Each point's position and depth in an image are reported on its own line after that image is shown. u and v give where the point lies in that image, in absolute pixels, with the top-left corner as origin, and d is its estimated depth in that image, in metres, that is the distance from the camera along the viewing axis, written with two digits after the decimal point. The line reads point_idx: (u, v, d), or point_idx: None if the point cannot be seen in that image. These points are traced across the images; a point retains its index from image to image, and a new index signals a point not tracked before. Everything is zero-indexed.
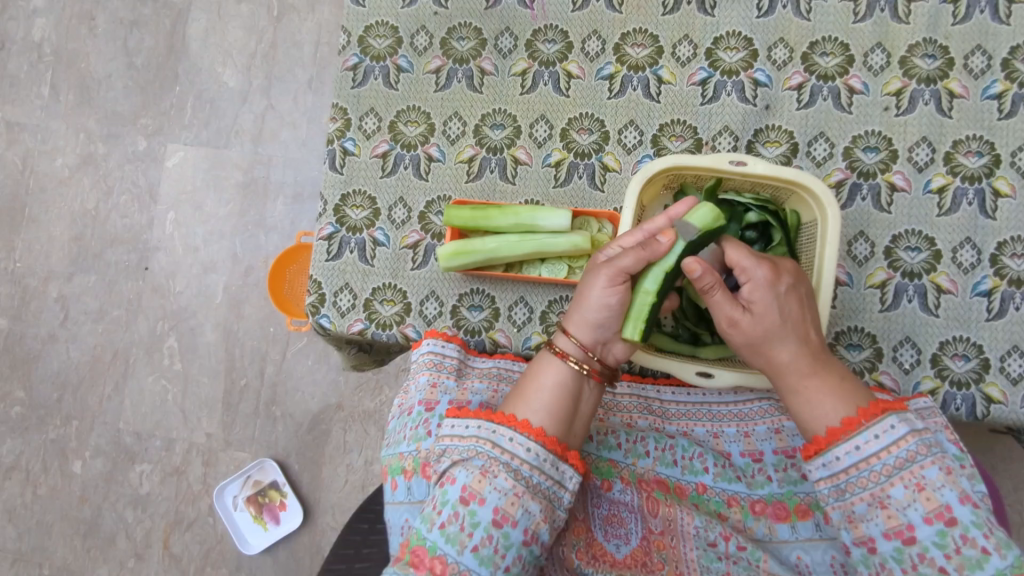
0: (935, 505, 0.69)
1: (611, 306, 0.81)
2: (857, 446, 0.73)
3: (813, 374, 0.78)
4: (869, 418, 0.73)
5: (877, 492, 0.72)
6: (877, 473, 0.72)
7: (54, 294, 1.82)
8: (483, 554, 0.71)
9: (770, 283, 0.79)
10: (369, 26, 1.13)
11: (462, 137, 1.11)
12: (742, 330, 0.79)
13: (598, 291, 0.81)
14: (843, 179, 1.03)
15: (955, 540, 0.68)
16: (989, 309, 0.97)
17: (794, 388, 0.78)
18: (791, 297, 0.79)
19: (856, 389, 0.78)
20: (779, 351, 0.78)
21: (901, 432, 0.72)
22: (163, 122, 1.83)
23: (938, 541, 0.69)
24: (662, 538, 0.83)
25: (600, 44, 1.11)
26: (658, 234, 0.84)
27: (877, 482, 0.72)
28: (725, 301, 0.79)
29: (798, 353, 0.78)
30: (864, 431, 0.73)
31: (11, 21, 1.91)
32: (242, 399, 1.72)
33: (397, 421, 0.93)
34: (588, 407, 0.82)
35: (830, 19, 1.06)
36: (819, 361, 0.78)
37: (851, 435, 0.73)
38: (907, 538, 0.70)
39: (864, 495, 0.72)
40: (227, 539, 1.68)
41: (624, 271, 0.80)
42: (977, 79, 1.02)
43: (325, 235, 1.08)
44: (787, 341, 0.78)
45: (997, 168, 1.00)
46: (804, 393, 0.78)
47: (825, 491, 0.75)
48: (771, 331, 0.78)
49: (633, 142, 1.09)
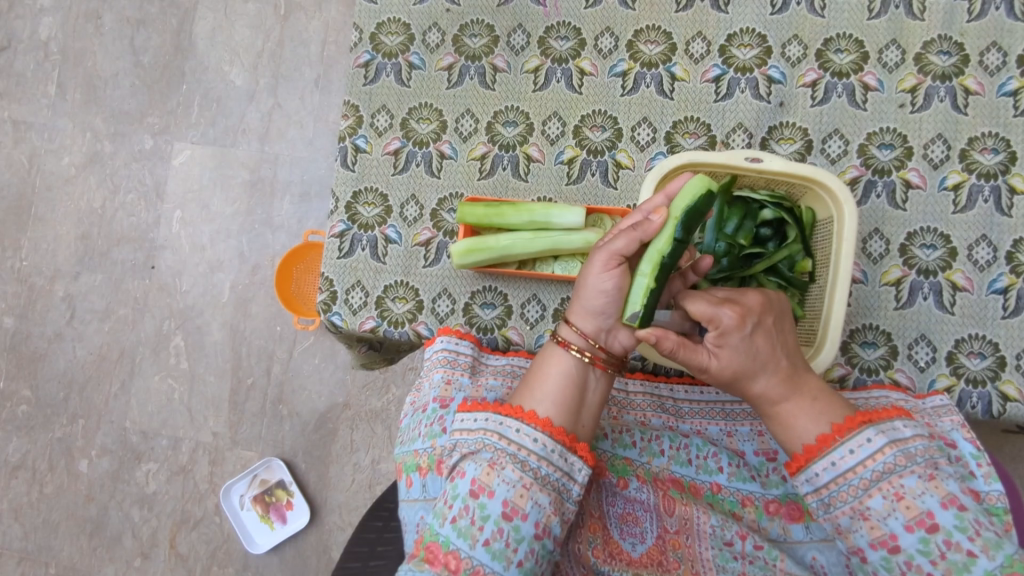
0: (916, 513, 0.69)
1: (607, 291, 0.79)
2: (835, 461, 0.72)
3: (786, 401, 0.77)
4: (845, 433, 0.73)
5: (857, 504, 0.72)
6: (855, 486, 0.72)
7: (61, 293, 1.81)
8: (495, 548, 0.70)
9: (737, 327, 0.75)
10: (381, 24, 1.13)
11: (474, 134, 1.11)
12: (713, 374, 0.78)
13: (594, 278, 0.79)
14: (858, 176, 1.03)
15: (939, 546, 0.68)
16: (1005, 306, 0.96)
17: (769, 414, 0.78)
18: (758, 334, 0.76)
19: (832, 404, 0.76)
20: (751, 385, 0.77)
21: (877, 445, 0.72)
22: (170, 121, 1.82)
23: (923, 548, 0.68)
24: (678, 537, 0.82)
25: (613, 41, 1.10)
26: (653, 214, 0.82)
27: (857, 494, 0.72)
28: (694, 353, 0.77)
29: (770, 383, 0.76)
30: (839, 447, 0.73)
31: (18, 20, 1.91)
32: (249, 398, 1.72)
33: (411, 418, 0.91)
34: (597, 397, 0.81)
35: (845, 15, 1.05)
36: (793, 387, 0.77)
37: (827, 451, 0.73)
38: (892, 547, 0.69)
39: (846, 508, 0.72)
40: (234, 539, 1.67)
41: (616, 252, 0.78)
42: (993, 76, 1.01)
43: (337, 233, 1.08)
44: (759, 374, 0.76)
45: (1013, 165, 0.99)
46: (780, 417, 0.77)
47: (812, 505, 0.75)
48: (742, 370, 0.76)
49: (647, 139, 1.09)
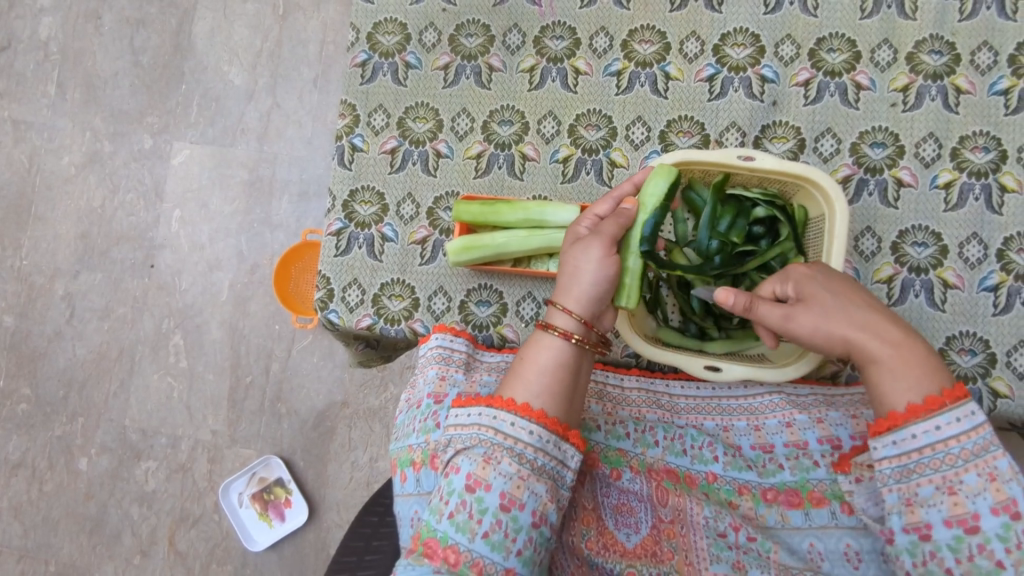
0: (1004, 497, 0.67)
1: (609, 278, 0.84)
2: (937, 426, 0.69)
3: (891, 345, 0.74)
4: (953, 400, 0.70)
5: (949, 477, 0.69)
6: (953, 457, 0.69)
7: (61, 292, 1.82)
8: (495, 539, 0.71)
9: (809, 273, 0.82)
10: (377, 23, 1.13)
11: (470, 133, 1.12)
12: (800, 321, 0.79)
13: (597, 267, 0.83)
14: (850, 175, 1.04)
15: (1018, 535, 0.66)
16: (996, 303, 0.97)
17: (876, 365, 0.74)
18: (838, 280, 0.81)
19: (938, 363, 0.73)
20: (843, 328, 0.77)
21: (981, 419, 0.69)
22: (168, 121, 1.83)
23: (1003, 534, 0.66)
24: (672, 527, 0.82)
25: (607, 41, 1.11)
26: (624, 202, 0.92)
27: (952, 465, 0.69)
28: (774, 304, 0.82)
29: (866, 325, 0.76)
30: (945, 413, 0.70)
31: (18, 20, 1.92)
32: (247, 396, 1.73)
33: (406, 414, 0.92)
34: (586, 380, 0.83)
35: (838, 15, 1.06)
36: (896, 333, 0.75)
37: (931, 414, 0.70)
38: (970, 527, 0.68)
39: (934, 478, 0.69)
40: (232, 537, 1.68)
41: (613, 240, 0.86)
42: (983, 75, 1.02)
43: (334, 231, 1.09)
44: (849, 314, 0.77)
45: (1004, 163, 1.00)
46: (888, 367, 0.73)
47: (887, 471, 0.72)
48: (829, 308, 0.78)
49: (641, 138, 1.09)
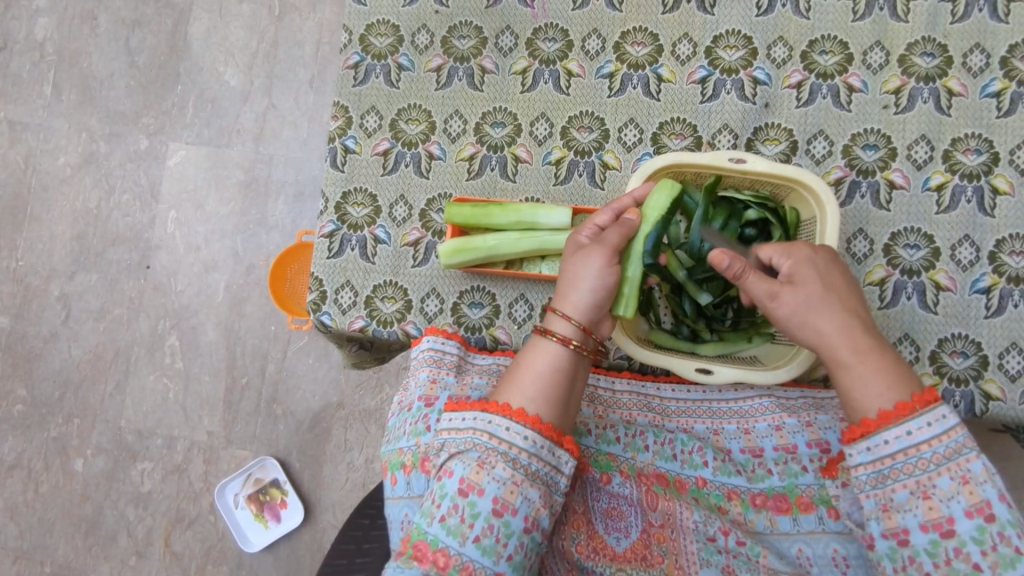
0: (977, 499, 0.67)
1: (608, 286, 0.84)
2: (909, 431, 0.69)
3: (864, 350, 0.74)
4: (924, 405, 0.70)
5: (923, 481, 0.69)
6: (925, 461, 0.69)
7: (57, 293, 1.82)
8: (486, 544, 0.71)
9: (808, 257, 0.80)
10: (369, 25, 1.13)
11: (462, 135, 1.12)
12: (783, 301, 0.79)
13: (598, 276, 0.83)
14: (842, 177, 1.04)
15: (992, 537, 0.66)
16: (988, 305, 0.97)
17: (844, 365, 0.75)
18: (833, 271, 0.80)
19: (906, 372, 0.74)
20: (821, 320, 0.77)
21: (953, 422, 0.69)
22: (164, 122, 1.83)
23: (978, 536, 0.67)
24: (662, 531, 0.82)
25: (600, 43, 1.11)
26: (627, 212, 0.92)
27: (925, 469, 0.69)
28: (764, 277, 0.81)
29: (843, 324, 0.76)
30: (916, 417, 0.70)
31: (14, 21, 1.92)
32: (243, 397, 1.73)
33: (397, 417, 0.92)
34: (582, 388, 0.83)
35: (830, 17, 1.06)
36: (871, 338, 0.75)
37: (903, 420, 0.70)
38: (945, 531, 0.68)
39: (908, 482, 0.69)
40: (228, 538, 1.68)
41: (615, 250, 0.86)
42: (976, 77, 1.02)
43: (326, 232, 1.09)
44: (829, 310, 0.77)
45: (996, 165, 1.00)
46: (856, 369, 0.74)
47: (862, 477, 0.72)
48: (811, 300, 0.77)
49: (633, 140, 1.10)
